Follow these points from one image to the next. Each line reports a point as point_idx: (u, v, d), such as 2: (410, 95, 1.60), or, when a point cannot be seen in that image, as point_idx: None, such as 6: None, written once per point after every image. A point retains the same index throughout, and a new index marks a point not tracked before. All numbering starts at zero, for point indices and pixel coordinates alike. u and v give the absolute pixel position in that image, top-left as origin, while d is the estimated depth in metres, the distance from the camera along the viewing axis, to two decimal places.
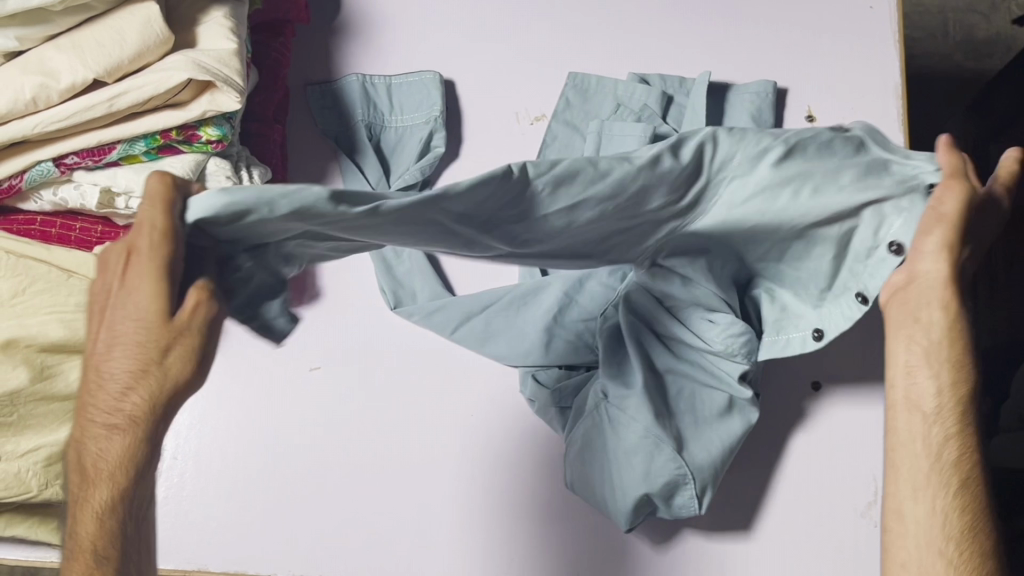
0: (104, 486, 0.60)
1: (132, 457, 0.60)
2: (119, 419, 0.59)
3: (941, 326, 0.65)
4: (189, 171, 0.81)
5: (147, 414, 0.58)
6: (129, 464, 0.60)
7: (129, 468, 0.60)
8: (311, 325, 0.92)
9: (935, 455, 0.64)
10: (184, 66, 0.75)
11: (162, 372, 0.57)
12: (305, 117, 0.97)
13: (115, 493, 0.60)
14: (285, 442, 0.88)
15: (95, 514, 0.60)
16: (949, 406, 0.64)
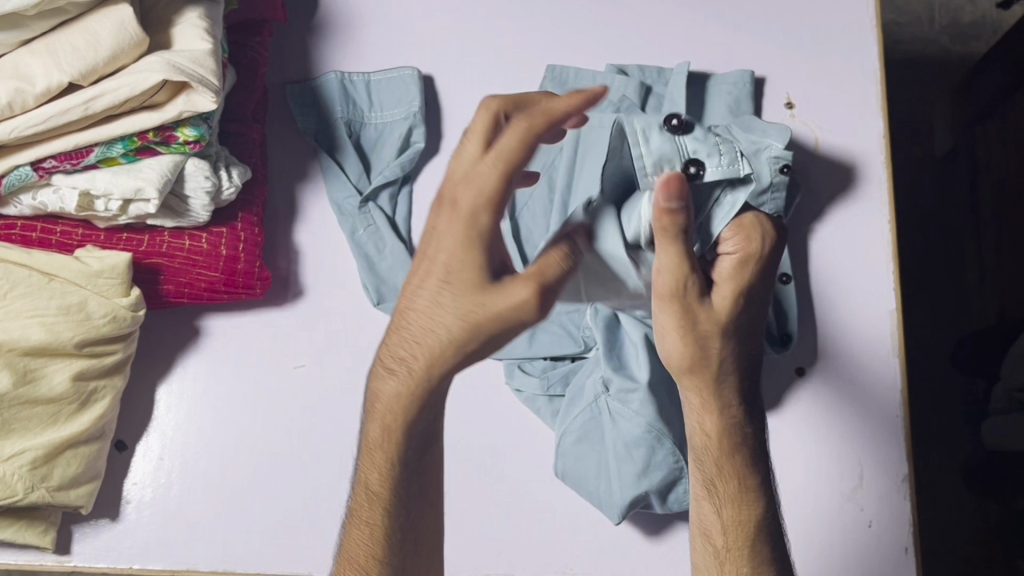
0: (379, 435, 0.67)
1: (406, 408, 0.66)
2: (395, 366, 0.66)
3: (697, 343, 0.68)
4: (167, 172, 0.80)
5: (420, 373, 0.65)
6: (390, 456, 0.67)
7: (403, 421, 0.67)
8: (295, 322, 0.91)
9: (706, 481, 0.73)
10: (158, 68, 0.75)
11: (433, 355, 0.64)
12: (285, 115, 0.97)
13: (383, 455, 0.67)
14: (273, 439, 0.88)
15: (368, 493, 0.68)
16: (712, 438, 0.72)
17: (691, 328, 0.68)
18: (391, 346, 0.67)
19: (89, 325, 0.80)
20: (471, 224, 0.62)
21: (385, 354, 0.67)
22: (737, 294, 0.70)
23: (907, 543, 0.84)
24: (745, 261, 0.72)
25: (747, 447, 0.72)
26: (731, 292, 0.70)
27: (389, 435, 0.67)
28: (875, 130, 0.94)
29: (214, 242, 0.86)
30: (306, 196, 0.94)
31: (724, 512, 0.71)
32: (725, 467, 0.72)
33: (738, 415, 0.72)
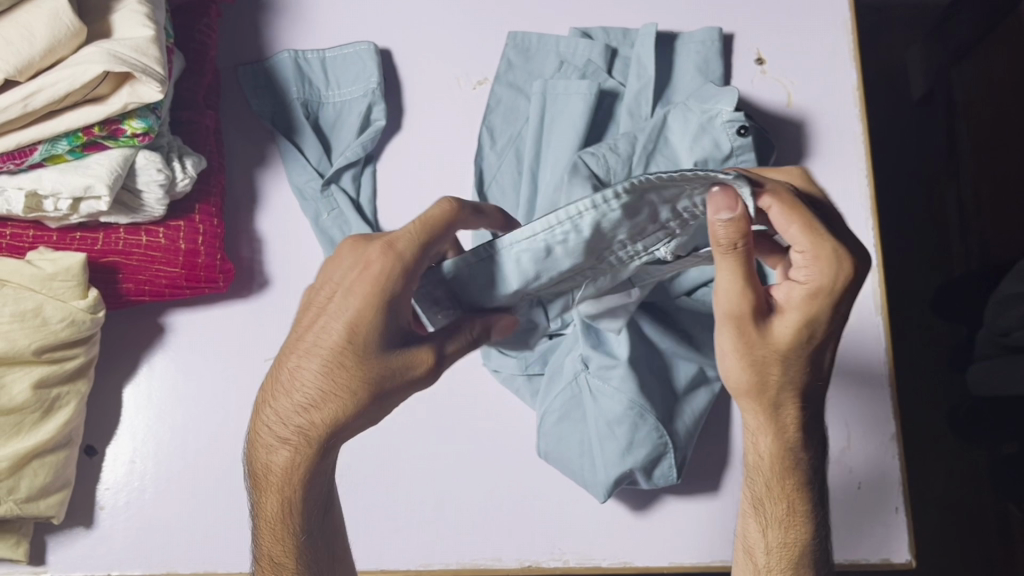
0: (274, 497, 0.66)
1: (289, 475, 0.65)
2: (281, 437, 0.64)
3: (755, 367, 0.62)
4: (117, 167, 0.77)
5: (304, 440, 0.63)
6: (291, 499, 0.66)
7: (291, 485, 0.65)
8: (263, 315, 0.88)
9: (754, 499, 0.69)
10: (98, 59, 0.71)
11: (309, 425, 0.62)
12: (239, 97, 0.94)
13: (282, 510, 0.66)
14: (247, 435, 0.85)
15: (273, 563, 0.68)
16: (770, 460, 0.67)
17: (754, 357, 0.61)
18: (274, 411, 0.64)
19: (46, 331, 0.77)
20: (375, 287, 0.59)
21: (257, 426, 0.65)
22: (813, 327, 0.60)
23: (898, 503, 0.83)
24: (817, 298, 0.60)
25: (806, 467, 0.67)
26: (799, 332, 0.60)
27: (285, 509, 0.66)
28: (848, 82, 0.92)
29: (172, 237, 0.83)
30: (266, 182, 0.91)
31: (772, 529, 0.69)
32: (785, 486, 0.68)
33: (803, 443, 0.66)
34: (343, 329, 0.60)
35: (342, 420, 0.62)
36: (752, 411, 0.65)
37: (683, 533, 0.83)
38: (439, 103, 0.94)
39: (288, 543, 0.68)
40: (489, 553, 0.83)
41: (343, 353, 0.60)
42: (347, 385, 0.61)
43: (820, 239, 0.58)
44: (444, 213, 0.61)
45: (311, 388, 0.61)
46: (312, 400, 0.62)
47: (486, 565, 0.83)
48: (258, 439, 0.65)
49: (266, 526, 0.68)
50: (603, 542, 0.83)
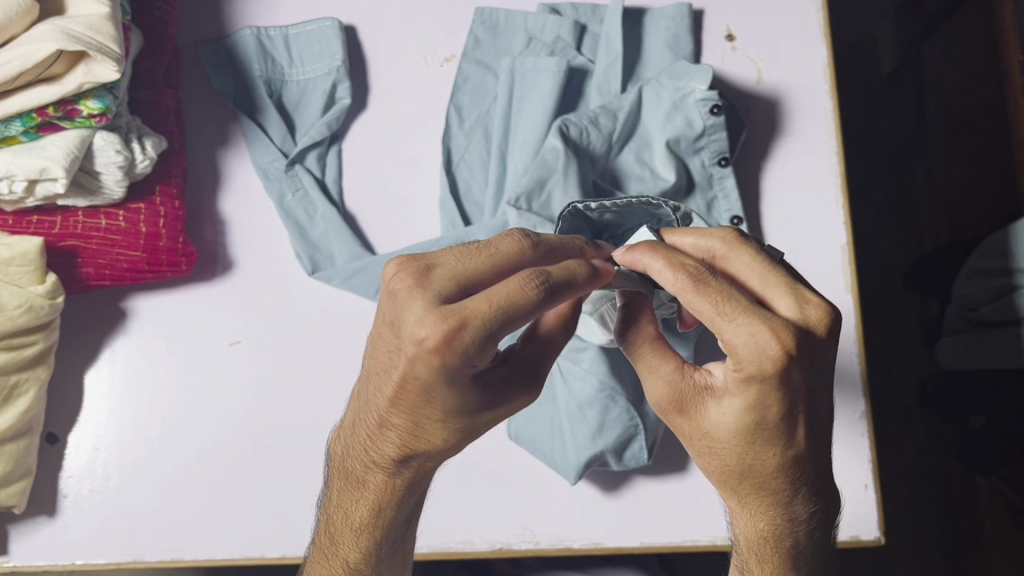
0: (364, 505, 0.58)
1: (392, 488, 0.56)
2: (373, 450, 0.55)
3: (710, 455, 0.54)
4: (73, 149, 0.74)
5: (396, 457, 0.54)
6: (382, 513, 0.58)
7: (389, 498, 0.57)
8: (227, 298, 0.87)
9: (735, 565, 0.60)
10: (51, 37, 0.69)
11: (416, 443, 0.53)
12: (201, 75, 0.92)
13: (372, 518, 0.58)
14: (213, 419, 0.84)
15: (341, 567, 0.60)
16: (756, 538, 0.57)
17: (697, 443, 0.55)
18: (368, 429, 0.55)
19: (3, 317, 0.75)
20: (427, 349, 0.47)
21: (359, 441, 0.56)
22: (745, 407, 0.51)
23: (867, 480, 0.83)
24: (744, 382, 0.50)
25: (794, 548, 0.57)
26: (740, 417, 0.51)
27: (375, 518, 0.58)
28: (819, 58, 0.91)
29: (132, 220, 0.81)
30: (228, 162, 0.90)
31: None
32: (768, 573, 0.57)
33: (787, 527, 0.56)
34: (409, 376, 0.49)
35: (421, 455, 0.54)
36: (722, 488, 0.57)
37: (654, 514, 0.83)
38: (407, 81, 0.92)
39: (356, 548, 0.59)
40: (460, 537, 0.83)
41: (423, 398, 0.50)
42: (434, 429, 0.52)
43: (736, 321, 0.49)
44: (529, 300, 0.48)
45: (407, 416, 0.52)
46: (410, 434, 0.53)
47: (457, 548, 0.83)
48: (345, 441, 0.58)
49: (325, 528, 0.61)
50: (573, 525, 0.83)
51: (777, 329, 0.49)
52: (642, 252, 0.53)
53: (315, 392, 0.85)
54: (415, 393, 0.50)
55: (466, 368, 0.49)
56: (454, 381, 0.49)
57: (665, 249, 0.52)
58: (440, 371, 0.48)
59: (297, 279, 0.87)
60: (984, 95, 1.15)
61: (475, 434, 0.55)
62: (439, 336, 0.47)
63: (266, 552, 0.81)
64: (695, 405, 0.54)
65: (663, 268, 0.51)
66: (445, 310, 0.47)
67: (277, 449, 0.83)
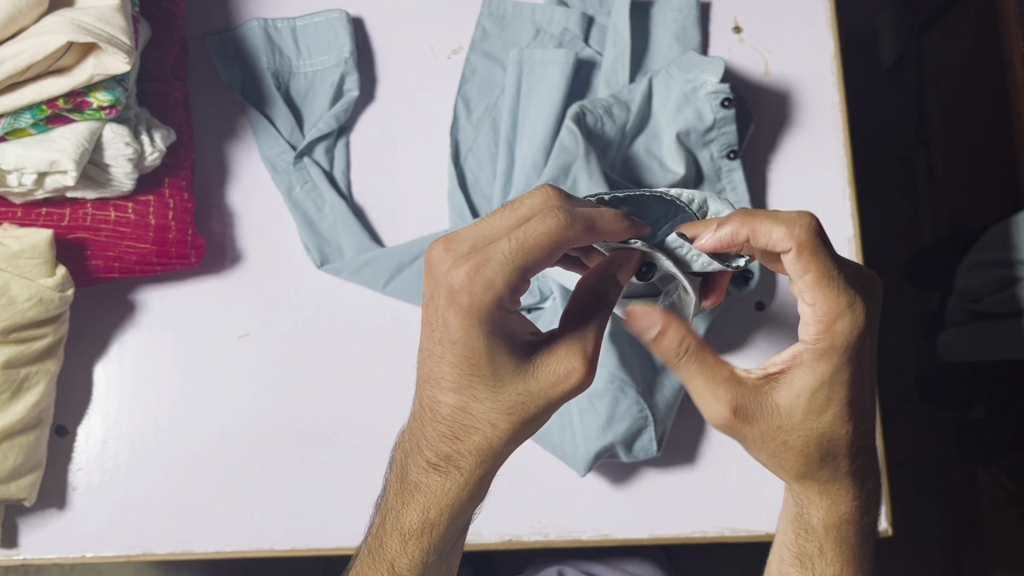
0: (418, 512, 0.60)
1: (452, 491, 0.59)
2: (434, 452, 0.59)
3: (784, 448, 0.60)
4: (84, 141, 0.74)
5: (457, 452, 0.58)
6: (437, 517, 0.60)
7: (447, 503, 0.60)
8: (236, 291, 0.87)
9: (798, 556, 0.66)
10: (62, 29, 0.69)
11: (473, 429, 0.57)
12: (209, 68, 0.92)
13: (426, 524, 0.60)
14: (223, 412, 0.84)
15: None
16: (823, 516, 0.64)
17: (768, 443, 0.60)
18: (427, 423, 0.59)
19: (13, 310, 0.75)
20: (464, 301, 0.52)
21: (419, 444, 0.60)
22: (822, 379, 0.59)
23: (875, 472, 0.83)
24: (824, 351, 0.58)
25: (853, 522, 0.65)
26: (814, 392, 0.59)
27: (430, 525, 0.60)
28: (826, 51, 0.91)
29: (141, 212, 0.81)
30: (236, 154, 0.90)
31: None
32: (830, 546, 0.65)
33: (852, 497, 0.64)
34: (456, 350, 0.55)
35: (478, 447, 0.58)
36: (791, 479, 0.63)
37: (663, 505, 0.83)
38: (414, 73, 0.92)
39: (410, 558, 0.61)
40: (469, 529, 0.83)
41: (473, 379, 0.55)
42: (487, 410, 0.56)
43: (816, 291, 0.57)
44: (550, 231, 0.52)
45: (467, 399, 0.56)
46: (465, 428, 0.57)
47: (467, 540, 0.83)
48: (404, 450, 0.62)
49: (375, 543, 0.63)
50: (583, 516, 0.83)
51: (850, 300, 0.57)
52: (739, 218, 0.58)
53: (325, 384, 0.85)
54: (466, 363, 0.55)
55: (501, 309, 0.53)
56: (489, 326, 0.54)
57: (765, 214, 0.57)
58: (479, 316, 0.53)
59: (306, 271, 0.87)
60: (986, 87, 1.15)
61: (533, 422, 0.58)
62: (472, 284, 0.52)
63: (276, 545, 0.81)
64: (768, 399, 0.60)
65: (784, 229, 0.56)
66: (474, 256, 0.52)
67: (286, 441, 0.83)
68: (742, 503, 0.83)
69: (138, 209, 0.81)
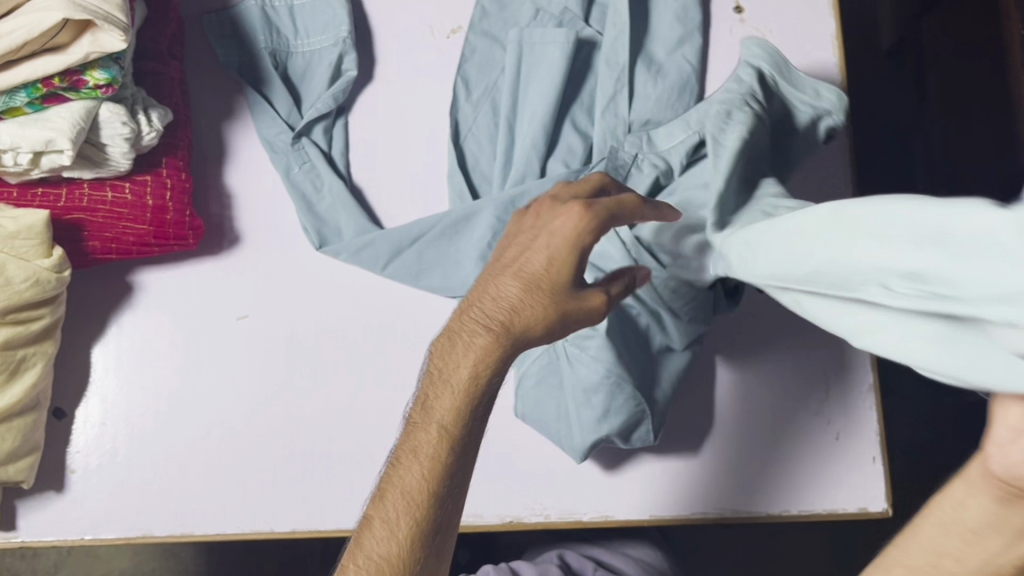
0: (451, 397, 0.60)
1: (472, 383, 0.60)
2: (475, 331, 0.62)
3: None
4: (80, 120, 0.73)
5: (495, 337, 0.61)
6: (464, 404, 0.60)
7: (471, 392, 0.60)
8: (234, 272, 0.86)
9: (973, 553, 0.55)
10: (57, 5, 0.68)
11: (522, 310, 0.63)
12: (206, 48, 0.91)
13: (456, 413, 0.59)
14: (222, 394, 0.84)
15: (406, 496, 0.57)
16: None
17: None
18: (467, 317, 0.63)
19: (9, 291, 0.74)
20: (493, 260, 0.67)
21: (451, 333, 0.63)
22: None
23: (875, 453, 0.83)
24: None
25: None
26: None
27: (458, 409, 0.60)
28: (827, 32, 0.91)
29: (138, 193, 0.81)
30: (234, 135, 0.89)
31: None
32: None
33: None
34: (544, 258, 0.63)
35: (518, 329, 0.62)
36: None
37: (663, 486, 0.83)
38: (413, 54, 0.92)
39: (428, 459, 0.58)
40: (470, 510, 0.83)
41: (534, 278, 0.63)
42: (536, 298, 0.63)
43: None
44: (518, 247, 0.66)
45: (523, 280, 0.64)
46: (487, 323, 0.62)
47: (468, 522, 0.83)
48: (439, 352, 0.62)
49: (392, 459, 0.59)
50: (583, 498, 0.83)
51: None
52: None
53: (324, 366, 0.84)
54: (516, 256, 0.65)
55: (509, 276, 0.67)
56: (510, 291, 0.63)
57: None
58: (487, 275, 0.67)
59: (304, 252, 0.86)
60: (985, 69, 1.15)
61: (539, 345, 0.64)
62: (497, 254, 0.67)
63: (276, 527, 0.81)
64: None
65: None
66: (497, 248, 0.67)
67: (285, 424, 0.83)
68: (742, 485, 0.83)
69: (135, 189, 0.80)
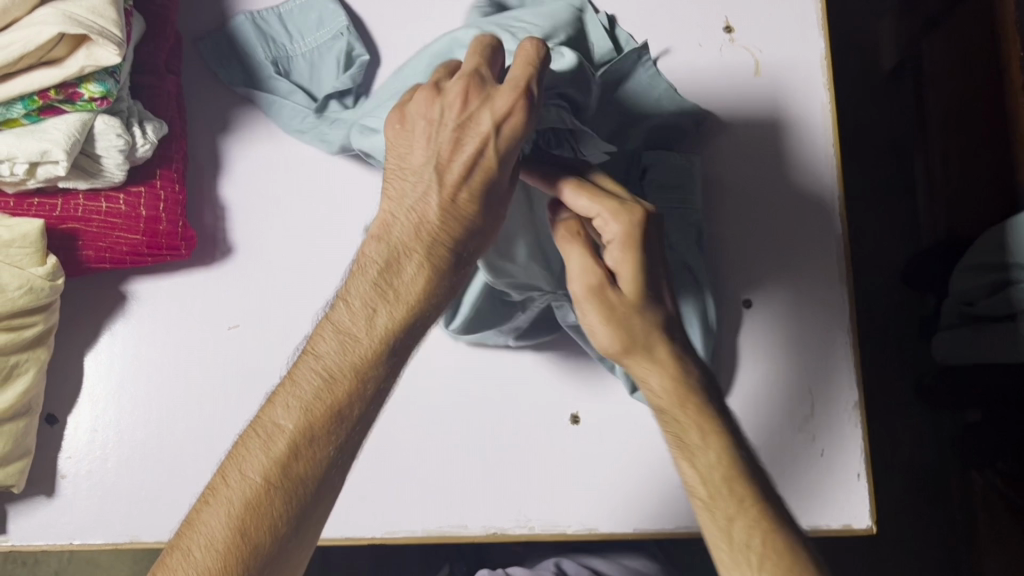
0: (316, 393, 0.62)
1: (368, 359, 0.63)
2: (382, 291, 0.65)
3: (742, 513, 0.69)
4: (75, 132, 0.75)
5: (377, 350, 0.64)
6: (342, 412, 0.62)
7: (357, 377, 0.63)
8: (228, 282, 0.87)
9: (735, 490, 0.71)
10: (53, 20, 0.70)
11: (404, 298, 0.65)
12: (202, 62, 0.93)
13: (328, 418, 0.62)
14: (212, 403, 0.85)
15: (303, 437, 0.61)
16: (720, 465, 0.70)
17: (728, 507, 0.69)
18: (391, 292, 0.65)
19: (3, 298, 0.76)
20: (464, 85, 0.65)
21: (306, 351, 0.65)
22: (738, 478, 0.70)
23: (860, 470, 0.83)
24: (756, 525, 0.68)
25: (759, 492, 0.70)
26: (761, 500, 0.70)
27: (328, 399, 0.62)
28: (816, 51, 0.92)
29: (132, 203, 0.82)
30: (229, 148, 0.91)
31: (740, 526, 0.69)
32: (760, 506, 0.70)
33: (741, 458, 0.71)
34: (429, 209, 0.66)
35: (368, 348, 0.64)
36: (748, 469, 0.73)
37: (647, 499, 0.83)
38: None
39: (318, 438, 0.61)
40: (455, 520, 0.84)
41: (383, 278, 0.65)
42: (397, 290, 0.65)
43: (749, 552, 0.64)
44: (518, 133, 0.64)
45: (376, 319, 0.64)
46: (383, 291, 0.65)
47: (453, 532, 0.83)
48: (331, 371, 0.63)
49: (255, 441, 0.61)
50: (568, 510, 0.83)
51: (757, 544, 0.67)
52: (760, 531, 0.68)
53: None
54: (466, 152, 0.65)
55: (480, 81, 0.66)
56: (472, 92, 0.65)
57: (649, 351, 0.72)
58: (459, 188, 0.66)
59: (297, 264, 0.88)
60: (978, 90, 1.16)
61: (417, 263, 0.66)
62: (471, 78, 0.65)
63: None
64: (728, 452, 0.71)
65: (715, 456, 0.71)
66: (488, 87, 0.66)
67: None
68: None
69: (130, 200, 0.82)
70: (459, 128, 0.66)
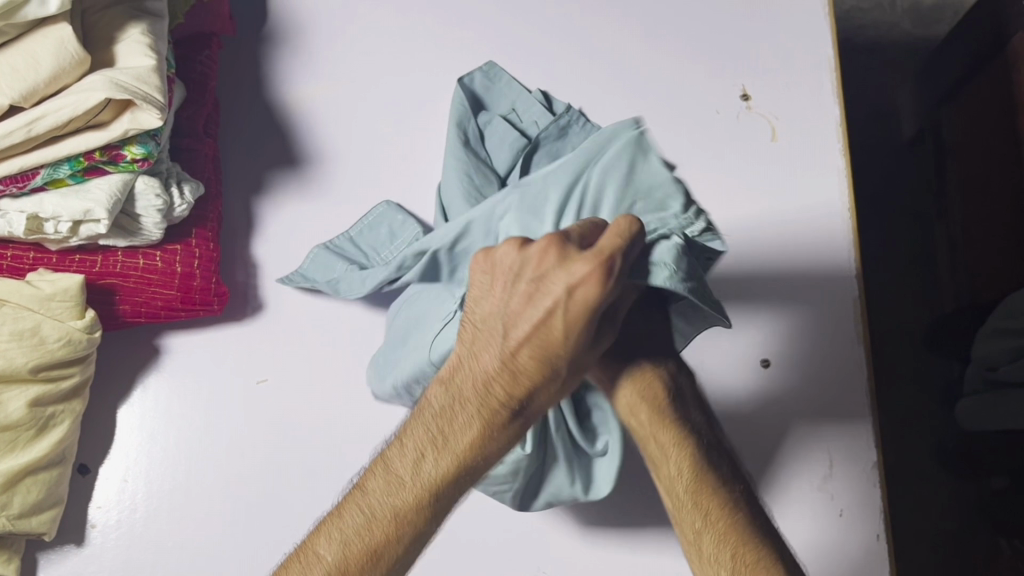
0: (464, 435, 0.59)
1: (487, 432, 0.60)
2: (489, 415, 0.60)
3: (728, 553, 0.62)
4: (117, 192, 0.79)
5: (489, 415, 0.60)
6: (463, 465, 0.59)
7: (486, 427, 0.60)
8: (257, 338, 0.90)
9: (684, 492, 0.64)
10: (100, 87, 0.74)
11: (501, 391, 0.60)
12: (241, 126, 0.97)
13: (454, 468, 0.59)
14: (238, 455, 0.87)
15: (419, 491, 0.59)
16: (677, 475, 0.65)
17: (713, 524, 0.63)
18: (492, 391, 0.60)
19: (43, 350, 0.79)
20: (537, 327, 0.60)
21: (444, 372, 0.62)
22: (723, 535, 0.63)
23: (879, 531, 0.83)
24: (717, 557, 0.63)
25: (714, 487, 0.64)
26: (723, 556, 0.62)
27: (443, 445, 0.59)
28: (832, 120, 0.95)
29: (168, 260, 0.86)
30: (262, 210, 0.94)
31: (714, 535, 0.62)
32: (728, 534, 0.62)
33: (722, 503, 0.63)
34: (532, 334, 0.60)
35: (505, 407, 0.60)
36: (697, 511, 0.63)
37: None
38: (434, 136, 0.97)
39: (436, 484, 0.59)
40: None
41: (542, 350, 0.60)
42: (544, 387, 0.61)
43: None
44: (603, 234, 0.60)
45: (514, 362, 0.60)
46: (484, 401, 0.60)
47: None
48: (447, 394, 0.61)
49: (378, 484, 0.60)
50: None
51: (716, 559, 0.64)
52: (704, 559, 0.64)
53: (339, 428, 0.87)
54: (541, 267, 0.61)
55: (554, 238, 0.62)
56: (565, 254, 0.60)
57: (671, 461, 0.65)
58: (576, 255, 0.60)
59: (325, 321, 0.90)
60: (995, 159, 1.18)
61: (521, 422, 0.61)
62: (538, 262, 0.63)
63: None
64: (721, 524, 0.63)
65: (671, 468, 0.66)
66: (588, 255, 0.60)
67: (298, 485, 0.86)
68: None
69: (165, 258, 0.86)
70: (532, 283, 0.61)
